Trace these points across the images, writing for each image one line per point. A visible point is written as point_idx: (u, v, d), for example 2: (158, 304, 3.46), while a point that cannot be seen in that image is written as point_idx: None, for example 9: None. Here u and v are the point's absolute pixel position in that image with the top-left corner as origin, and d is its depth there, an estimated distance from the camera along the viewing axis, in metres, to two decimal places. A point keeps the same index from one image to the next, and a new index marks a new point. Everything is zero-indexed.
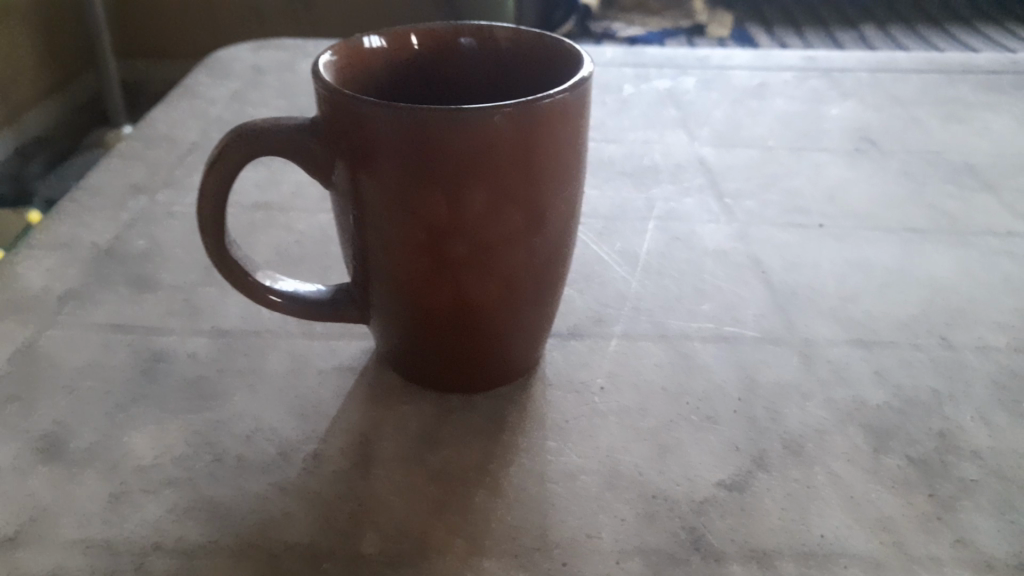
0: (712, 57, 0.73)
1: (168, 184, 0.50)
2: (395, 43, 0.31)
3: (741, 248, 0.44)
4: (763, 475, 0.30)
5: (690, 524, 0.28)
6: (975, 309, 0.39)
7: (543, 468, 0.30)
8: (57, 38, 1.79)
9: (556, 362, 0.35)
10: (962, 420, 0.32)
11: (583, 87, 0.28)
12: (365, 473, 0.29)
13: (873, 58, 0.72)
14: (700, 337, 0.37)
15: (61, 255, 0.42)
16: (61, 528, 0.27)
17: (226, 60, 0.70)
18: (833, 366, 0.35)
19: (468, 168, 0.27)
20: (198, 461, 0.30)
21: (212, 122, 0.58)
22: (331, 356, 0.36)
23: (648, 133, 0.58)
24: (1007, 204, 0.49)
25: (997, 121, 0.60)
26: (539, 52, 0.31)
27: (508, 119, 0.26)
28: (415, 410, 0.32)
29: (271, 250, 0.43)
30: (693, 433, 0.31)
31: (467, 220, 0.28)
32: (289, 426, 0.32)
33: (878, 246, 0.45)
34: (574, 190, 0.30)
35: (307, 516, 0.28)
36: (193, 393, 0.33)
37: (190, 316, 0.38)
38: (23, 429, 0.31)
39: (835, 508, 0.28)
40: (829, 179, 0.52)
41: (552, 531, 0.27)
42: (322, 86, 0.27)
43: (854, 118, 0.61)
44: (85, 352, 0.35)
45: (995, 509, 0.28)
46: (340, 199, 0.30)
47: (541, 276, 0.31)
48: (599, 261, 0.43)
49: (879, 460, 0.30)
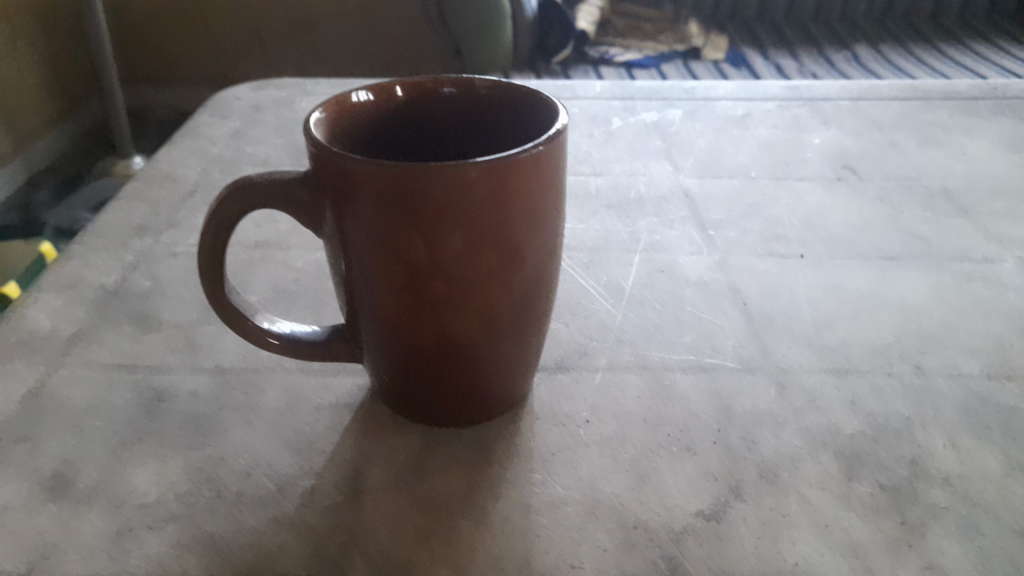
0: (697, 87, 0.75)
1: (170, 223, 0.51)
2: (382, 95, 0.33)
3: (722, 278, 0.46)
4: (739, 503, 0.31)
5: (668, 553, 0.29)
6: (948, 335, 0.41)
7: (529, 500, 0.31)
8: (63, 68, 1.82)
9: (541, 395, 0.37)
10: (933, 446, 0.34)
11: (558, 139, 0.30)
12: (358, 506, 0.31)
13: (855, 85, 0.74)
14: (681, 368, 0.38)
15: (68, 296, 0.44)
16: (68, 565, 0.28)
17: (225, 100, 0.72)
18: (807, 394, 0.37)
19: (448, 217, 0.28)
20: (199, 497, 0.31)
21: (212, 161, 0.60)
22: (327, 392, 0.37)
23: (634, 165, 0.60)
24: (981, 228, 0.51)
25: (975, 145, 0.62)
26: (517, 100, 0.33)
27: (485, 172, 0.28)
28: (406, 443, 0.34)
29: (268, 287, 0.45)
30: (672, 463, 0.33)
31: (448, 265, 0.29)
32: (286, 461, 0.33)
33: (855, 274, 0.46)
34: (551, 232, 0.32)
35: (303, 550, 0.29)
36: (194, 430, 0.35)
37: (191, 354, 0.39)
38: (32, 468, 0.33)
39: (808, 535, 0.29)
40: (809, 207, 0.54)
41: (536, 561, 0.28)
42: (312, 142, 0.29)
43: (836, 145, 0.63)
44: (91, 392, 0.37)
45: (962, 534, 0.30)
46: (330, 245, 0.32)
47: (521, 313, 0.32)
48: (585, 293, 0.44)
49: (851, 487, 0.32)
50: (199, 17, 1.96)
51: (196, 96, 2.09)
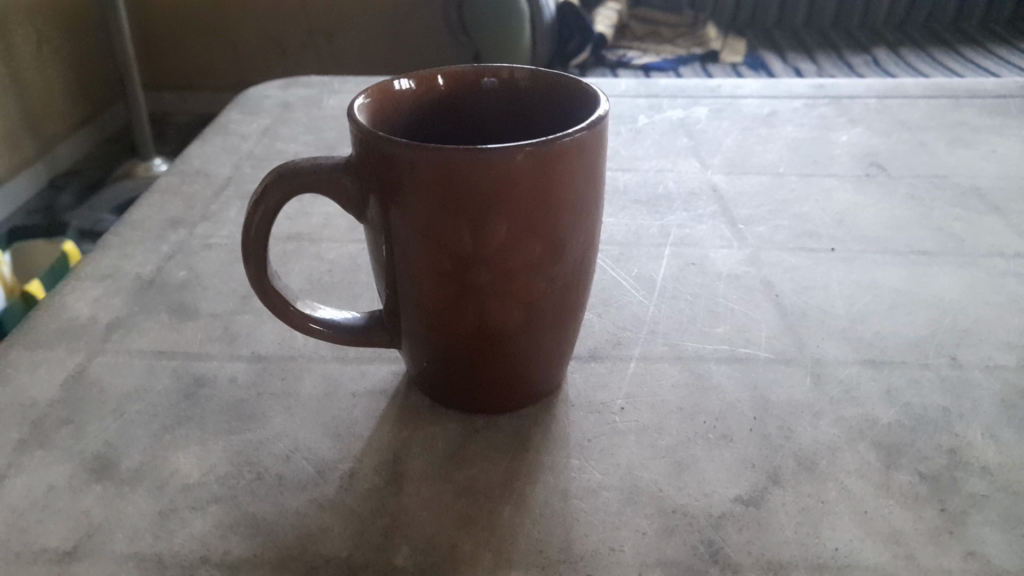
0: (722, 87, 0.75)
1: (204, 216, 0.52)
2: (423, 84, 0.33)
3: (754, 273, 0.46)
4: (776, 490, 0.31)
5: (706, 538, 0.29)
6: (984, 329, 0.40)
7: (567, 485, 0.31)
8: (86, 71, 1.84)
9: (575, 384, 0.37)
10: (970, 436, 0.34)
11: (599, 126, 0.30)
12: (399, 489, 0.31)
13: (882, 85, 0.74)
14: (715, 359, 0.38)
15: (106, 285, 0.44)
16: (114, 544, 0.29)
17: (255, 97, 0.73)
18: (843, 385, 0.37)
19: (493, 202, 0.29)
20: (240, 480, 0.32)
21: (243, 156, 0.60)
22: (363, 379, 0.37)
23: (661, 162, 0.60)
24: (1014, 225, 0.50)
25: (1004, 144, 0.62)
26: (558, 89, 0.33)
27: (529, 158, 0.28)
28: (443, 429, 0.34)
29: (303, 279, 0.46)
30: (709, 451, 0.33)
31: (491, 250, 0.30)
32: (324, 445, 0.33)
33: (887, 269, 0.46)
34: (592, 219, 0.32)
35: (345, 531, 0.29)
36: (234, 414, 0.35)
37: (228, 343, 0.40)
38: (76, 450, 0.33)
39: (847, 522, 0.29)
40: (838, 203, 0.54)
41: (576, 546, 0.29)
42: (358, 129, 0.29)
43: (863, 143, 0.63)
44: (132, 377, 0.37)
45: (1004, 523, 0.29)
46: (373, 232, 0.32)
47: (561, 301, 0.32)
48: (617, 286, 0.45)
49: (890, 476, 0.32)
50: (222, 22, 1.98)
51: (216, 101, 2.11)
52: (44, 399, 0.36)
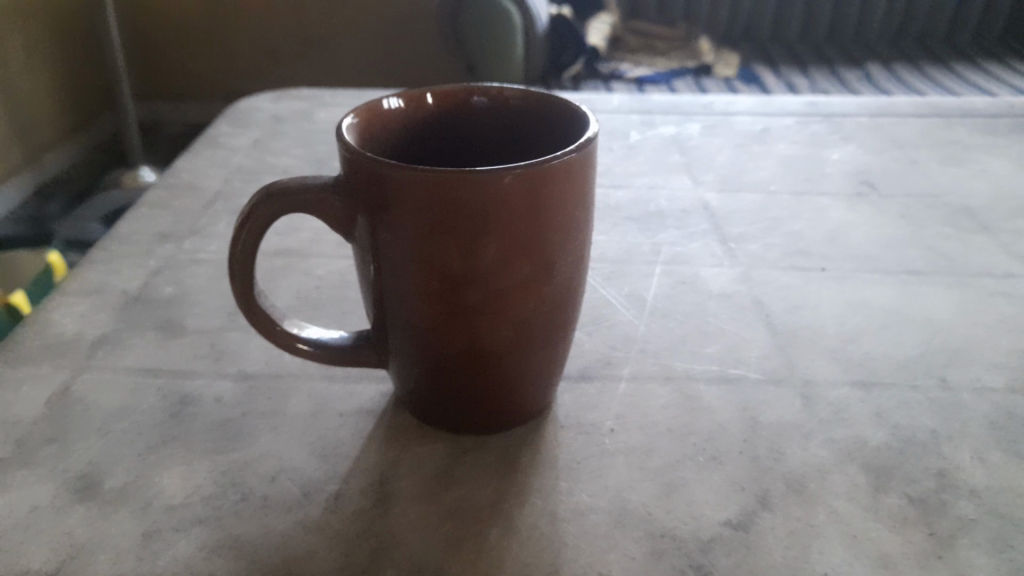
0: (715, 103, 0.75)
1: (193, 231, 0.52)
2: (413, 103, 0.33)
3: (744, 291, 0.46)
4: (764, 513, 0.31)
5: (694, 562, 0.29)
6: (974, 350, 0.41)
7: (556, 507, 0.31)
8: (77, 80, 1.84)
9: (564, 404, 0.37)
10: (959, 459, 0.34)
11: (589, 147, 0.30)
12: (387, 511, 0.31)
13: (873, 103, 0.75)
14: (705, 379, 0.38)
15: (93, 300, 0.44)
16: (96, 566, 0.28)
17: (247, 110, 0.73)
18: (833, 406, 0.37)
19: (483, 223, 0.28)
20: (225, 500, 0.31)
21: (234, 170, 0.60)
22: (352, 398, 0.37)
23: (653, 179, 0.60)
24: (1004, 245, 0.50)
25: (994, 163, 0.62)
26: (549, 108, 0.33)
27: (519, 179, 0.28)
28: (430, 450, 0.34)
29: (292, 295, 0.45)
30: (699, 473, 0.33)
31: (481, 270, 0.30)
32: (311, 466, 0.33)
33: (878, 288, 0.46)
34: (582, 239, 0.32)
35: (331, 554, 0.29)
36: (221, 434, 0.35)
37: (216, 360, 0.40)
38: (59, 470, 0.33)
39: (835, 546, 0.29)
40: (829, 221, 0.54)
41: (563, 569, 0.28)
42: (347, 148, 0.29)
43: (854, 161, 0.63)
44: (117, 395, 0.37)
45: (993, 547, 0.29)
46: (362, 251, 0.32)
47: (551, 321, 0.32)
48: (607, 304, 0.45)
49: (879, 499, 0.31)
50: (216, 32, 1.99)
51: (210, 111, 2.11)
52: (28, 416, 0.36)
